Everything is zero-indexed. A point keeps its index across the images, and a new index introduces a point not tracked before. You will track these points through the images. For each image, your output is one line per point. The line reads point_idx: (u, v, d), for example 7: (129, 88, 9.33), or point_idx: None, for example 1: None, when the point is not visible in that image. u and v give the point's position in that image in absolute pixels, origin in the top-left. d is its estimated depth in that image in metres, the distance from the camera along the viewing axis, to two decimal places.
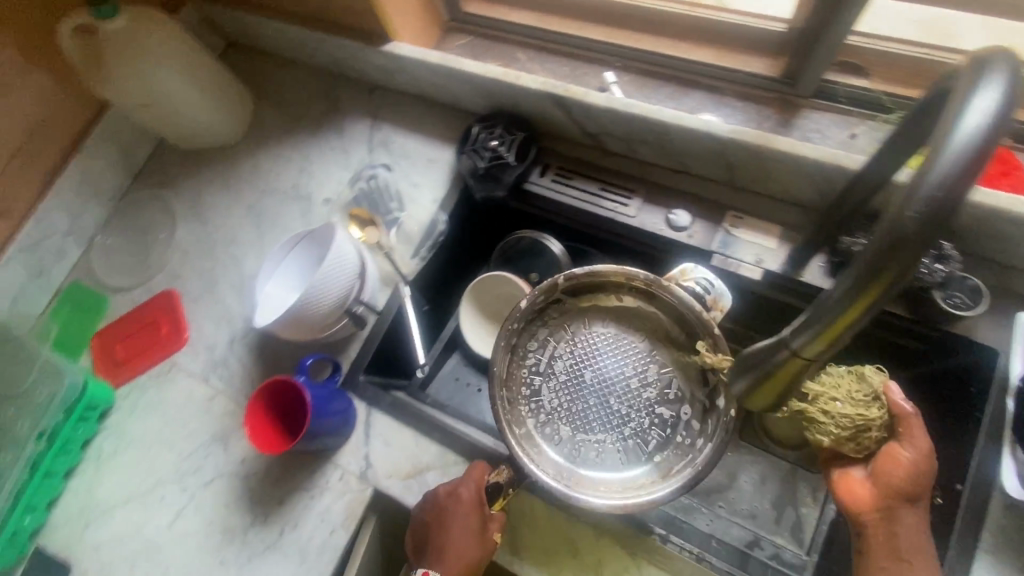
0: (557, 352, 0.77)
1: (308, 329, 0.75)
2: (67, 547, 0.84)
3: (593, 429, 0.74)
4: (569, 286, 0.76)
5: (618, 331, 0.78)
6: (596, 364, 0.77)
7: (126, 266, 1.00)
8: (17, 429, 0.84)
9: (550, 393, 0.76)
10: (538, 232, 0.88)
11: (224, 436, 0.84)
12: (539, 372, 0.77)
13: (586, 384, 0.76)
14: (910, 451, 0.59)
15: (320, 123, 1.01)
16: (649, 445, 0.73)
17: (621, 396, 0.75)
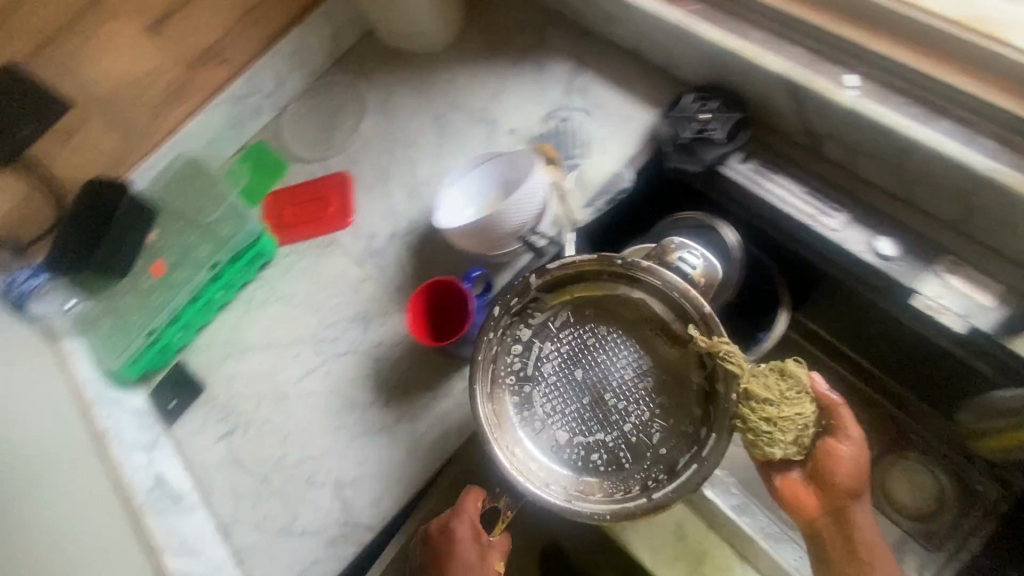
0: (544, 354, 0.75)
1: (481, 243, 0.77)
2: (203, 371, 0.92)
3: (588, 428, 0.73)
4: (546, 282, 0.74)
5: (602, 323, 0.75)
6: (586, 361, 0.74)
7: (310, 140, 1.06)
8: (198, 254, 0.93)
9: (541, 399, 0.74)
10: (714, 217, 0.86)
11: (366, 318, 0.90)
12: (522, 372, 0.74)
13: (578, 382, 0.74)
14: (846, 444, 0.73)
15: (522, 54, 1.01)
16: (651, 437, 0.72)
17: (616, 390, 0.73)
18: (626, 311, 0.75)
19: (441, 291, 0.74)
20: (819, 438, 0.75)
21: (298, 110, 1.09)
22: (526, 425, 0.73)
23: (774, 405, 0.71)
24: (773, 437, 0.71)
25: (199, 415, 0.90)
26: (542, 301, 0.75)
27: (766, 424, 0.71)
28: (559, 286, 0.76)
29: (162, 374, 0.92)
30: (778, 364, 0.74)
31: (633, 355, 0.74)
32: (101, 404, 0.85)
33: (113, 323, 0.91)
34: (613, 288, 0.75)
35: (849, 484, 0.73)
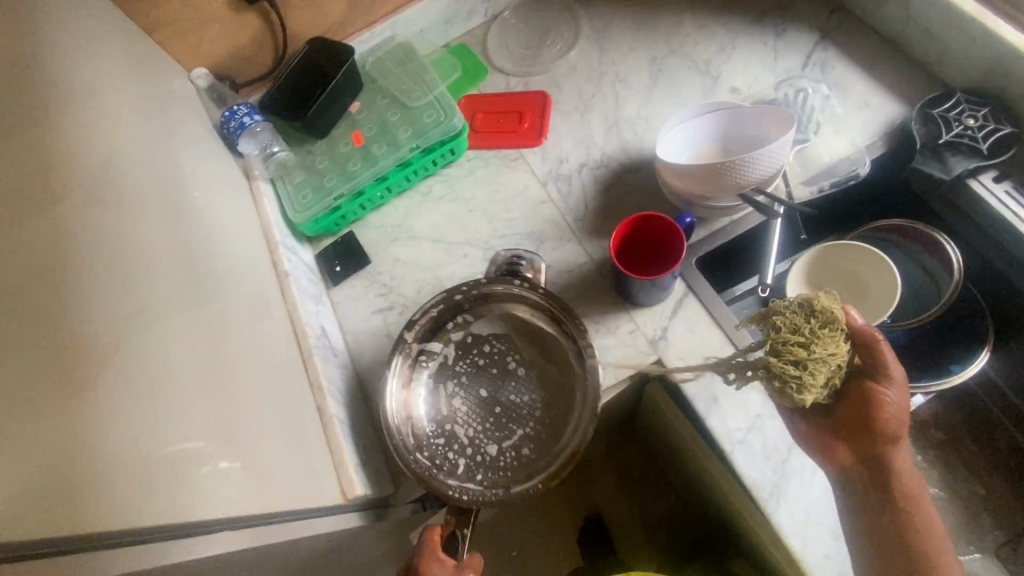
0: (451, 386, 0.79)
1: (702, 188, 0.74)
2: (370, 245, 0.96)
3: (504, 431, 0.77)
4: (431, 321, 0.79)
5: (493, 340, 0.81)
6: (483, 375, 0.80)
7: (515, 54, 1.05)
8: (398, 133, 0.93)
9: (457, 421, 0.78)
10: (940, 235, 0.79)
11: (539, 237, 0.90)
12: (428, 411, 0.78)
13: (484, 393, 0.79)
14: (895, 387, 0.62)
15: (761, 16, 0.96)
16: (557, 411, 0.77)
17: (513, 383, 0.79)
18: (504, 323, 0.81)
19: (650, 224, 0.72)
20: (854, 381, 0.64)
21: (509, 21, 1.08)
22: (455, 458, 0.76)
23: (810, 349, 0.60)
24: (803, 383, 0.59)
25: (359, 286, 0.93)
26: (432, 348, 0.80)
27: (801, 372, 0.59)
28: (447, 329, 0.81)
29: (333, 238, 0.97)
30: (809, 296, 0.63)
31: (520, 354, 0.80)
32: (285, 247, 0.89)
33: (305, 178, 0.94)
34: (489, 310, 0.81)
35: (895, 432, 0.62)
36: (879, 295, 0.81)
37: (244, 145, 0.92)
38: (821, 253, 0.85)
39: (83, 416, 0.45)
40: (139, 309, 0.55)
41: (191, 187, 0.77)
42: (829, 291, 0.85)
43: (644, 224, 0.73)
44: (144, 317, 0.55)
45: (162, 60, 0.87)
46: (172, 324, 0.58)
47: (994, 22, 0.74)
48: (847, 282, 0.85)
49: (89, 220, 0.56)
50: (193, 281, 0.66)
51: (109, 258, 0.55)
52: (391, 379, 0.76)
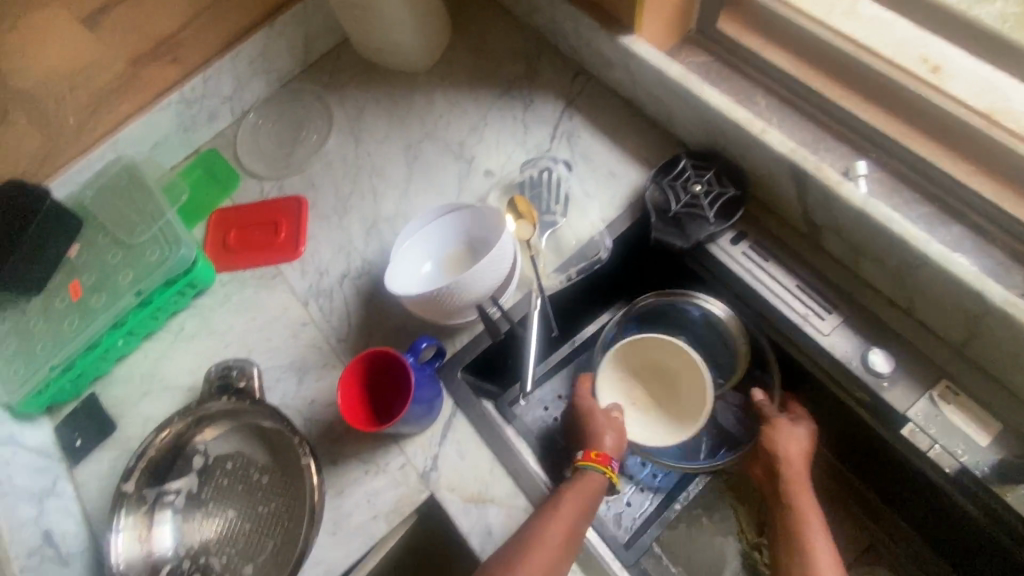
0: (197, 519, 0.73)
1: (432, 308, 0.69)
2: (119, 404, 0.83)
3: (256, 548, 0.71)
4: (154, 463, 0.73)
5: (231, 458, 0.75)
6: (230, 497, 0.74)
7: (267, 156, 0.96)
8: (120, 278, 0.81)
9: (208, 553, 0.72)
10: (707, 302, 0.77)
11: (302, 367, 0.81)
12: (174, 552, 0.72)
13: (232, 514, 0.73)
14: (797, 431, 0.72)
15: (510, 87, 0.92)
16: (297, 510, 0.71)
17: (259, 495, 0.74)
18: (237, 436, 0.76)
19: (382, 362, 0.66)
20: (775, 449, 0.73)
21: (258, 120, 0.99)
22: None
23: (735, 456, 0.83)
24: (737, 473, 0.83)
25: (106, 459, 0.80)
26: (166, 488, 0.73)
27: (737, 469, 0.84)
28: (183, 464, 0.75)
29: (73, 405, 0.83)
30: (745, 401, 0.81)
31: (260, 463, 0.75)
32: None
33: (17, 346, 0.81)
34: (218, 430, 0.76)
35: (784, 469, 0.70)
36: (688, 390, 0.76)
37: None
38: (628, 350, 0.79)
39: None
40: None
41: None
42: (643, 381, 0.79)
43: (377, 359, 0.66)
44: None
45: None
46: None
47: (699, 87, 0.73)
48: (658, 377, 0.79)
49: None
50: None
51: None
52: (114, 536, 0.69)
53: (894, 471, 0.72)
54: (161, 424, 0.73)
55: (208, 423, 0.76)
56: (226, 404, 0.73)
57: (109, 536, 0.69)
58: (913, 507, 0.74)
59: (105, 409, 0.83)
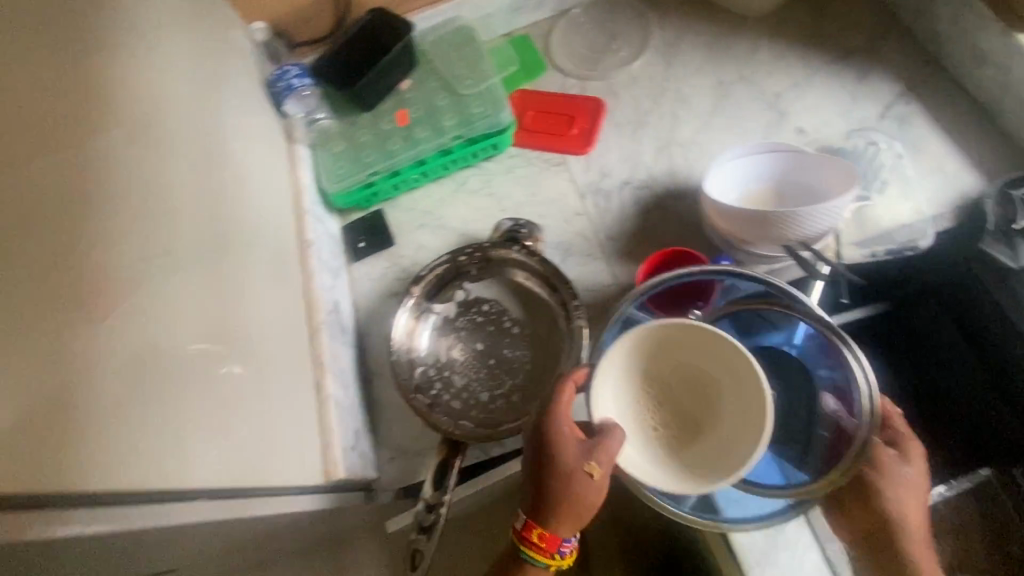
0: (454, 338, 0.83)
1: (749, 229, 0.69)
2: (399, 226, 0.95)
3: (498, 382, 0.80)
4: (439, 279, 0.83)
5: (495, 301, 0.84)
6: (484, 333, 0.83)
7: (577, 54, 1.01)
8: (444, 119, 0.92)
9: (457, 369, 0.81)
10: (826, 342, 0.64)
11: (567, 250, 0.87)
12: (429, 357, 0.82)
13: (483, 347, 0.82)
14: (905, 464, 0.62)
15: (845, 55, 0.89)
16: (546, 365, 0.80)
17: (510, 341, 0.82)
18: (505, 285, 0.84)
19: (687, 264, 0.69)
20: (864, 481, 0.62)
21: (577, 19, 1.03)
22: (450, 400, 0.79)
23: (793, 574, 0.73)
24: None
25: (379, 266, 0.93)
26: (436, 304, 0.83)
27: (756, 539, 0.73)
28: (453, 291, 0.84)
29: (363, 214, 0.96)
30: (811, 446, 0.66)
31: (517, 315, 0.83)
32: (312, 216, 0.88)
33: (343, 148, 0.94)
34: (491, 274, 0.84)
35: (901, 503, 0.61)
36: (728, 397, 0.59)
37: (291, 106, 0.91)
38: (642, 346, 0.60)
39: (37, 378, 0.40)
40: (119, 276, 0.49)
41: (225, 140, 0.74)
42: (665, 395, 0.61)
43: (683, 259, 0.70)
44: (122, 288, 0.49)
45: (224, 8, 0.85)
46: (156, 298, 0.52)
47: None
48: (677, 370, 0.61)
49: (98, 155, 0.52)
50: (205, 244, 0.62)
51: (107, 213, 0.50)
52: (397, 321, 0.81)
53: None
54: (456, 250, 0.83)
55: (486, 265, 0.84)
56: (515, 254, 0.82)
57: (394, 317, 0.81)
58: None
59: (386, 226, 0.95)
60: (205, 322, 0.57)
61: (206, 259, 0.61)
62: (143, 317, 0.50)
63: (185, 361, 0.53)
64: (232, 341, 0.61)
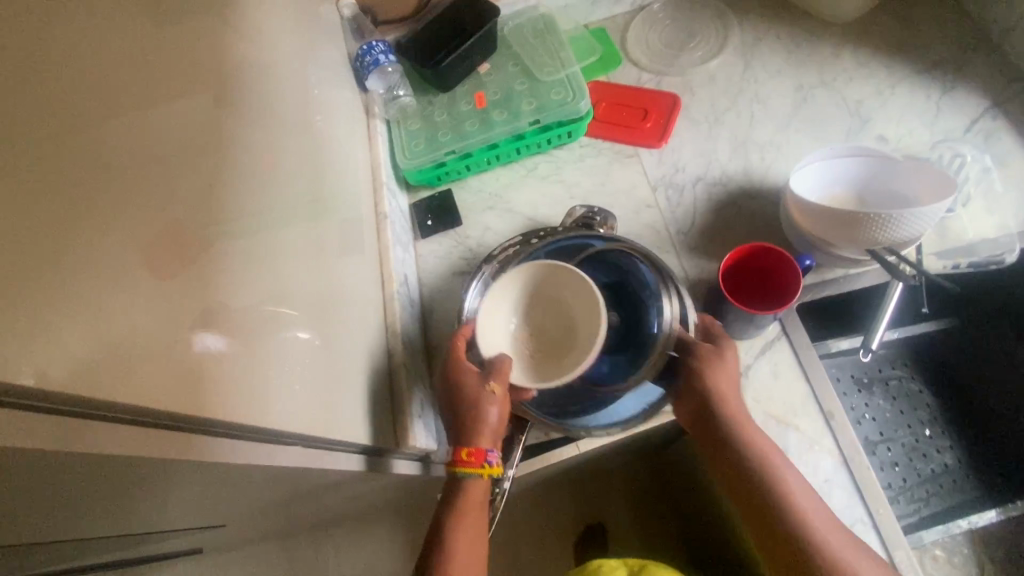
0: None
1: (837, 229, 0.69)
2: (467, 207, 0.96)
3: None
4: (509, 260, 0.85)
5: None
6: None
7: (654, 50, 1.01)
8: (521, 104, 0.93)
9: None
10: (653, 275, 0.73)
11: (636, 242, 0.87)
12: None
13: None
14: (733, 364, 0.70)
15: (932, 66, 0.88)
16: None
17: None
18: None
19: (772, 259, 0.70)
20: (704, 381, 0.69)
21: (656, 15, 1.03)
22: None
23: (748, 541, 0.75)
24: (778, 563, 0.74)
25: (445, 245, 0.94)
26: None
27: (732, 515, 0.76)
28: None
29: (431, 192, 0.97)
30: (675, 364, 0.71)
31: None
32: (387, 190, 0.90)
33: (420, 127, 0.95)
34: None
35: (734, 403, 0.68)
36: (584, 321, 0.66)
37: (372, 82, 0.93)
38: (523, 293, 0.69)
39: (204, 303, 0.41)
40: (252, 224, 0.51)
41: (315, 110, 0.76)
42: (542, 333, 0.69)
43: (768, 254, 0.70)
44: (254, 236, 0.51)
45: None
46: (272, 251, 0.54)
47: None
48: (551, 311, 0.69)
49: (235, 100, 0.54)
50: (302, 205, 0.63)
51: (244, 165, 0.52)
52: (467, 298, 0.81)
53: None
54: (530, 233, 0.84)
55: None
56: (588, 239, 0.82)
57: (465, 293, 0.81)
58: None
59: (455, 205, 0.96)
60: (302, 279, 0.59)
61: (304, 224, 0.63)
62: (266, 268, 0.52)
63: (288, 318, 0.55)
64: (321, 309, 0.63)
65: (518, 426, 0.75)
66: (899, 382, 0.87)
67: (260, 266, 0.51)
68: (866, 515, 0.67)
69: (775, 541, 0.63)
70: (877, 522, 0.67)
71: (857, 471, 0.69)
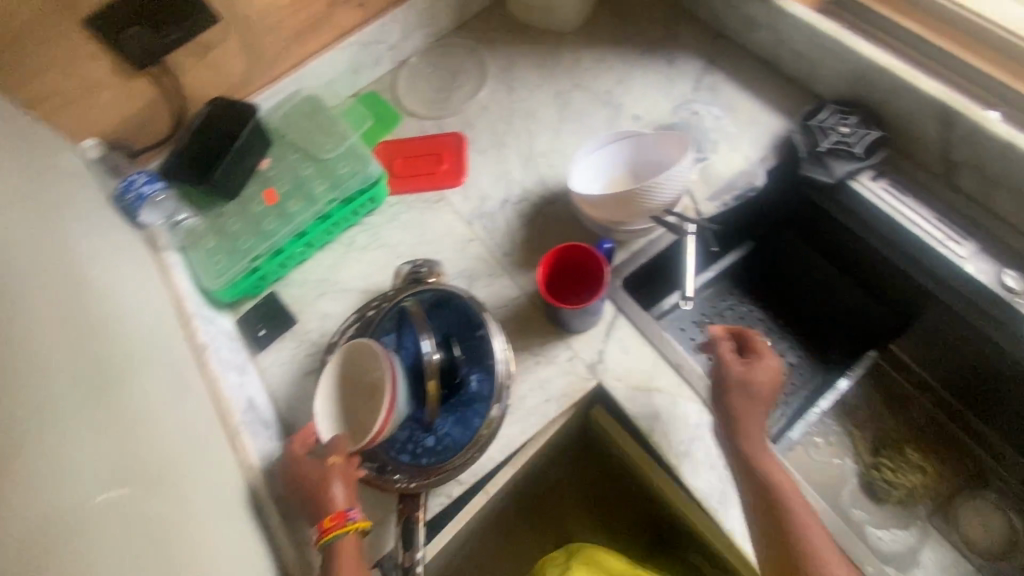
0: None
1: (614, 210, 0.78)
2: (297, 302, 0.92)
3: None
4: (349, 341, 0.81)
5: None
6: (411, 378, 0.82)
7: (426, 98, 1.06)
8: (314, 187, 0.92)
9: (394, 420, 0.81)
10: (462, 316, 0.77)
11: (470, 276, 0.89)
12: None
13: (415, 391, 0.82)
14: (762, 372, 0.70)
15: (652, 46, 1.02)
16: None
17: None
18: None
19: (577, 254, 0.75)
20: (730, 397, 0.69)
21: (417, 67, 1.09)
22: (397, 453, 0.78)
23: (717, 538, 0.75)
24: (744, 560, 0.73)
25: (288, 348, 0.89)
26: None
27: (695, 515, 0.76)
28: None
29: (255, 301, 0.92)
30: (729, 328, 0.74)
31: None
32: (200, 319, 0.84)
33: (216, 242, 0.90)
34: None
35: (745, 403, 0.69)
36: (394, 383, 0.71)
37: (147, 215, 0.86)
38: (340, 369, 0.72)
39: None
40: (2, 431, 0.44)
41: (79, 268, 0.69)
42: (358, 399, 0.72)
43: (571, 252, 0.76)
44: (8, 445, 0.44)
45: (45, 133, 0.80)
46: (56, 444, 0.47)
47: (852, 42, 0.82)
48: (365, 377, 0.72)
49: None
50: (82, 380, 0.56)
51: None
52: None
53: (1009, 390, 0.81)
54: (361, 308, 0.81)
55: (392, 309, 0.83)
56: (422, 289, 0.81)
57: None
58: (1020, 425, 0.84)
59: (284, 305, 0.92)
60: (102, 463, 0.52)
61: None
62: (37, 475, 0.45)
63: (101, 506, 0.48)
64: (164, 471, 0.57)
65: (416, 503, 0.73)
66: (732, 309, 0.98)
67: (36, 468, 0.44)
68: None
69: (764, 521, 0.64)
70: None
71: None
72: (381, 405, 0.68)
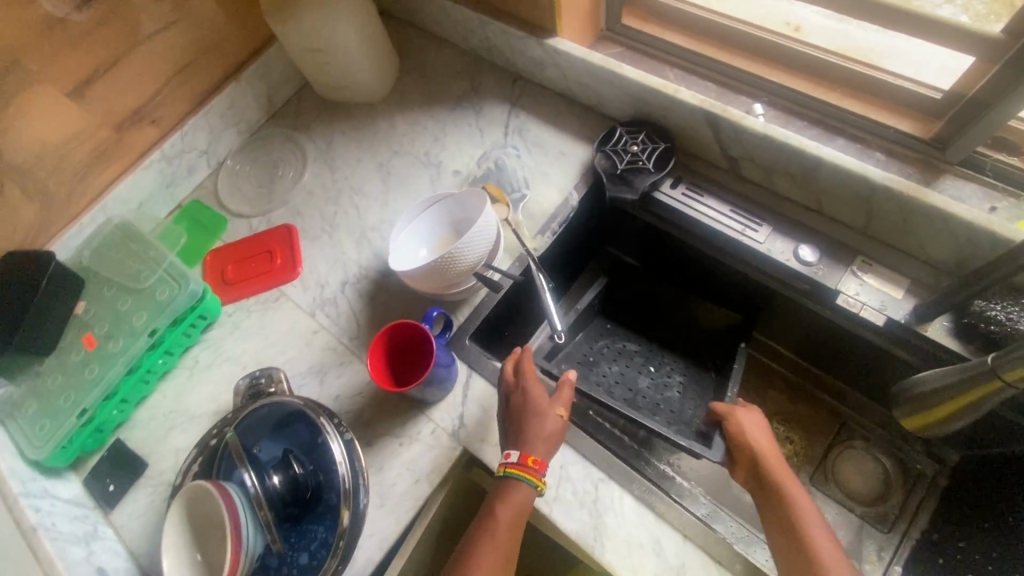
0: None
1: (435, 282, 0.80)
2: (145, 444, 0.86)
3: None
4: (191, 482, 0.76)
5: None
6: None
7: (249, 196, 1.04)
8: (135, 320, 0.87)
9: None
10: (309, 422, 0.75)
11: (322, 369, 0.87)
12: None
13: None
14: (761, 427, 0.76)
15: (459, 100, 1.05)
16: None
17: None
18: None
19: (402, 333, 0.76)
20: (750, 454, 0.74)
21: (236, 166, 1.07)
22: None
23: None
24: None
25: (142, 497, 0.82)
26: None
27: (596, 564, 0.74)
28: None
29: (99, 454, 0.85)
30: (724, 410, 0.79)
31: None
32: (28, 497, 0.77)
33: (38, 405, 0.84)
34: None
35: (781, 467, 0.72)
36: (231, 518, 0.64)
37: None
38: (176, 516, 0.65)
39: None
40: None
41: None
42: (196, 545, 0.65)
43: (396, 331, 0.77)
44: None
45: None
46: None
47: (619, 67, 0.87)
48: (203, 518, 0.65)
49: None
50: None
51: None
52: None
53: (838, 348, 0.87)
54: (201, 441, 0.77)
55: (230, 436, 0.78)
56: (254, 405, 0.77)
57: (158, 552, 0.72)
58: (860, 375, 0.90)
59: (133, 451, 0.85)
60: None
61: None
62: None
63: None
64: None
65: None
66: (609, 347, 1.03)
67: None
68: (602, 472, 0.74)
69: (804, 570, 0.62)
70: (610, 472, 0.74)
71: (576, 444, 0.76)
72: (229, 545, 0.62)
